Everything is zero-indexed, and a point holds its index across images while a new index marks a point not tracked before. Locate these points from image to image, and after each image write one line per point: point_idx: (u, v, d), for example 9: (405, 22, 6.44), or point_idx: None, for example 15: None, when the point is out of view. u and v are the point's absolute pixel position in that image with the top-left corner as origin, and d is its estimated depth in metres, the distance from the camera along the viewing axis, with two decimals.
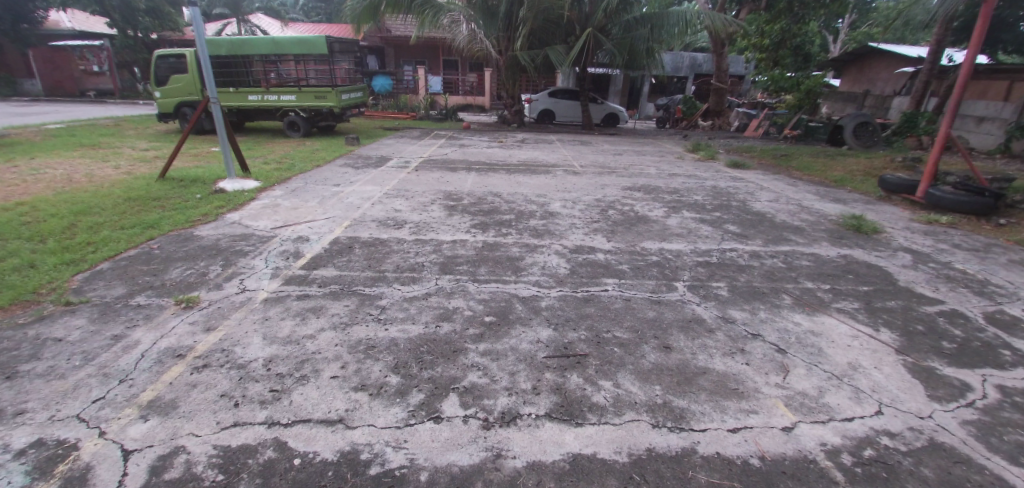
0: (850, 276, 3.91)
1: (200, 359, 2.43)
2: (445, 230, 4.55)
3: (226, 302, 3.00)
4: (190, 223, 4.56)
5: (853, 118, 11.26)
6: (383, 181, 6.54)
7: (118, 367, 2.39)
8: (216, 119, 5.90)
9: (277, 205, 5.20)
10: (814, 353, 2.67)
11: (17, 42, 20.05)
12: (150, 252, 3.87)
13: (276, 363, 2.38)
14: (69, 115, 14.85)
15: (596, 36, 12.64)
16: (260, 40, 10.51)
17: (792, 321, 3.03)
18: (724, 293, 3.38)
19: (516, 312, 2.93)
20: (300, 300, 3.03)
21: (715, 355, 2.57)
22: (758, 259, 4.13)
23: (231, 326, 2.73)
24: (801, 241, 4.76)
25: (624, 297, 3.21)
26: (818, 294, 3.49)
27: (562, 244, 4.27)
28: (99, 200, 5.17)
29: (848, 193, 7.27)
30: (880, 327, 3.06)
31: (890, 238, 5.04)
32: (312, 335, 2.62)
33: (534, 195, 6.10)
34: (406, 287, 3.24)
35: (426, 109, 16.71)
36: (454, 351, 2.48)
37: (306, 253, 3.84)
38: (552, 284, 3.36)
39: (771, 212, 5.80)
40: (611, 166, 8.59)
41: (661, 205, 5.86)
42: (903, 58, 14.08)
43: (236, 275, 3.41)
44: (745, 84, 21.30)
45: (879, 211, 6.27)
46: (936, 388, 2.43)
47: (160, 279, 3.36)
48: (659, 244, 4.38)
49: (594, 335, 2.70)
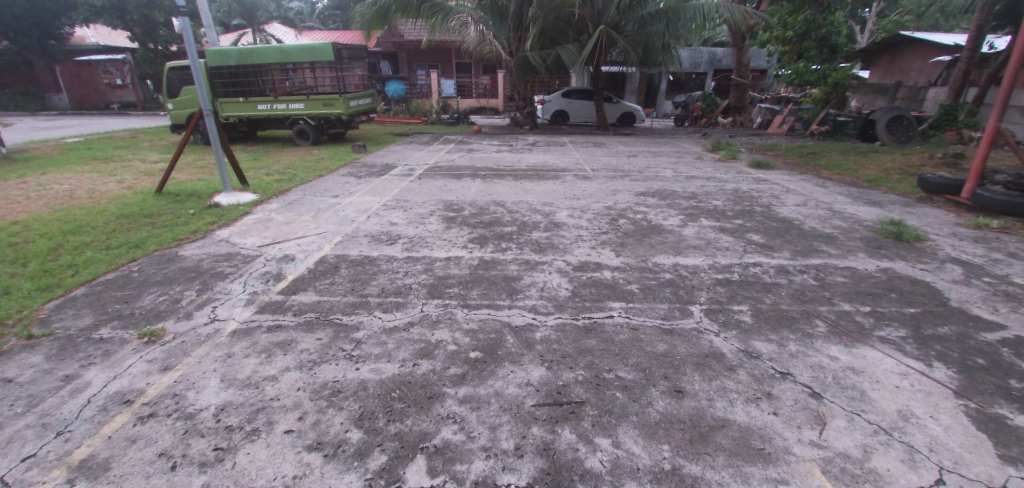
0: (892, 295, 3.46)
1: (148, 407, 2.18)
2: (440, 245, 4.24)
3: (189, 336, 2.76)
4: (177, 242, 4.36)
5: (885, 112, 10.55)
6: (384, 191, 6.29)
7: (59, 417, 2.15)
8: (210, 130, 5.72)
9: (270, 220, 4.99)
10: (855, 398, 2.30)
11: (45, 59, 20.79)
12: (128, 275, 3.68)
13: (227, 413, 2.09)
14: (90, 128, 15.19)
15: (610, 33, 12.17)
16: (268, 50, 10.31)
17: (828, 356, 2.64)
18: (747, 319, 2.98)
19: (506, 346, 2.58)
20: (270, 332, 2.75)
21: (736, 402, 2.20)
22: (786, 275, 3.70)
23: (190, 364, 2.48)
24: (834, 252, 4.29)
25: (631, 325, 2.84)
26: (856, 320, 3.07)
27: (566, 260, 3.91)
28: (92, 218, 5.04)
29: (883, 194, 6.70)
30: (933, 362, 2.64)
31: (935, 247, 4.52)
32: (274, 376, 2.34)
33: (539, 203, 5.75)
34: (388, 315, 2.93)
35: (437, 113, 16.47)
36: (430, 397, 2.16)
37: (288, 275, 3.57)
38: (550, 310, 3.01)
39: (799, 219, 5.31)
40: (625, 169, 8.17)
41: (676, 212, 5.44)
42: (938, 47, 13.24)
43: (208, 301, 3.18)
44: (766, 78, 20.47)
45: (919, 214, 5.72)
46: (1008, 443, 2.01)
47: (131, 307, 3.14)
48: (674, 258, 3.98)
49: (594, 375, 2.34)
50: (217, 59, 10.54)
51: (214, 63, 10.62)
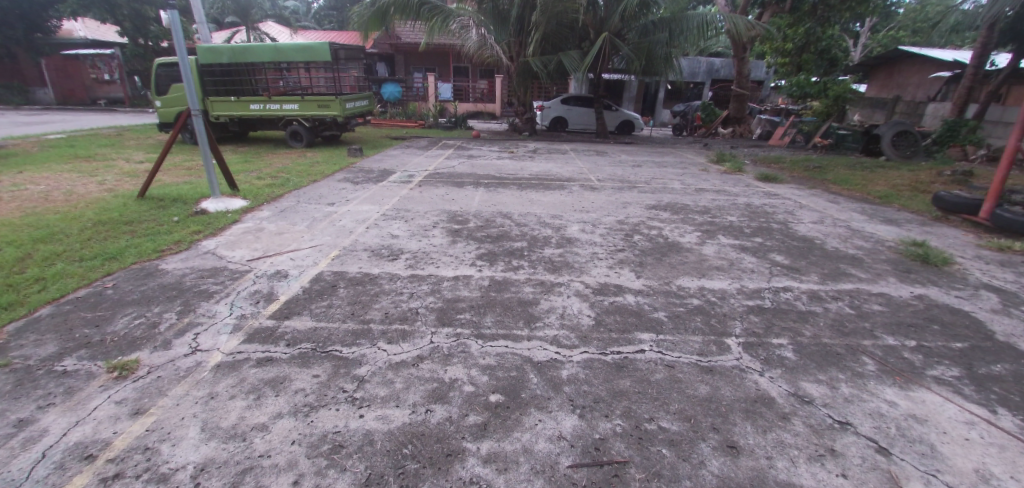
0: (935, 327, 3.21)
1: (113, 465, 1.83)
2: (447, 261, 3.94)
3: (167, 371, 2.41)
4: (158, 254, 3.99)
5: (890, 126, 10.42)
6: (382, 199, 5.97)
7: (4, 476, 1.78)
8: (198, 131, 5.34)
9: (261, 229, 4.64)
10: (926, 454, 2.02)
11: (30, 52, 20.14)
12: (101, 293, 3.30)
13: (208, 475, 1.75)
14: (75, 124, 14.65)
15: (613, 40, 11.97)
16: (262, 47, 9.99)
17: (884, 400, 2.36)
18: (790, 356, 2.70)
19: (530, 387, 2.28)
20: (259, 367, 2.42)
21: (799, 461, 1.91)
22: (819, 303, 3.44)
23: (167, 408, 2.15)
24: (864, 276, 4.05)
25: (666, 362, 2.55)
26: (905, 357, 2.80)
27: (583, 281, 3.63)
28: (66, 224, 4.62)
29: (897, 212, 6.53)
30: (998, 408, 2.36)
31: (964, 272, 4.30)
32: (264, 424, 2.02)
33: (548, 216, 5.47)
34: (394, 347, 2.60)
35: (434, 116, 16.17)
36: (448, 456, 1.84)
37: (279, 295, 3.23)
38: (574, 343, 2.71)
39: (819, 238, 5.09)
40: (632, 180, 7.96)
41: (692, 228, 5.21)
42: (937, 62, 13.26)
43: (190, 328, 2.83)
44: (764, 89, 20.51)
45: (939, 235, 5.54)
46: None
47: (102, 333, 2.78)
48: (698, 281, 3.72)
49: (634, 425, 2.05)
50: (209, 56, 10.17)
51: (206, 60, 10.25)
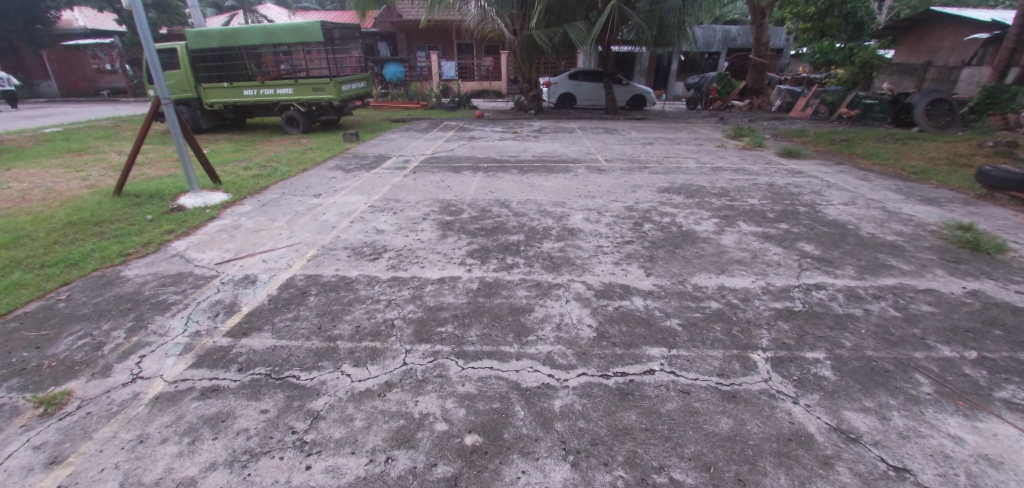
0: (998, 332, 2.72)
1: None
2: (433, 260, 3.55)
3: (99, 406, 2.09)
4: (123, 258, 3.68)
5: (924, 94, 9.67)
6: (373, 188, 5.58)
7: None
8: (171, 122, 4.96)
9: (237, 227, 4.31)
10: None
11: (31, 44, 19.93)
12: (52, 307, 3.00)
13: None
14: (78, 116, 14.49)
15: (621, 9, 11.16)
16: (252, 30, 9.49)
17: (947, 436, 1.92)
18: (828, 375, 2.28)
19: (515, 425, 1.91)
20: (201, 400, 2.09)
21: None
22: (859, 304, 2.98)
23: (88, 455, 1.83)
24: (907, 269, 3.55)
25: (680, 387, 2.15)
26: (966, 374, 2.33)
27: (585, 282, 3.21)
28: (34, 225, 4.34)
29: (935, 190, 5.93)
30: None
31: (1022, 260, 3.76)
32: (192, 479, 1.68)
33: (550, 203, 5.03)
34: (361, 371, 2.25)
35: (437, 96, 15.61)
36: None
37: (242, 306, 2.89)
38: (571, 362, 2.32)
39: (852, 222, 4.58)
40: (643, 160, 7.44)
41: (708, 214, 4.72)
42: (973, 23, 12.18)
43: (137, 349, 2.50)
44: (784, 58, 19.56)
45: (986, 215, 4.97)
46: None
47: (40, 357, 2.47)
48: (716, 279, 3.27)
49: (640, 478, 1.67)
50: (200, 42, 9.78)
51: (197, 46, 9.86)
